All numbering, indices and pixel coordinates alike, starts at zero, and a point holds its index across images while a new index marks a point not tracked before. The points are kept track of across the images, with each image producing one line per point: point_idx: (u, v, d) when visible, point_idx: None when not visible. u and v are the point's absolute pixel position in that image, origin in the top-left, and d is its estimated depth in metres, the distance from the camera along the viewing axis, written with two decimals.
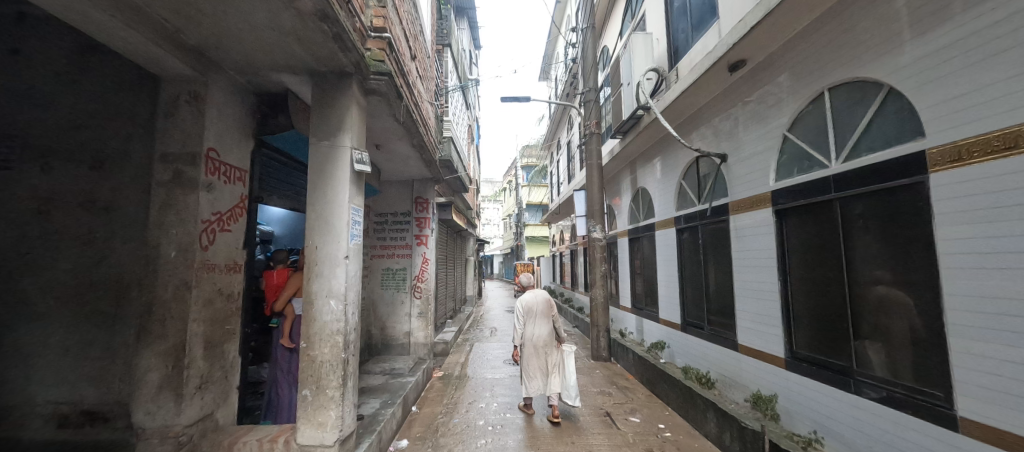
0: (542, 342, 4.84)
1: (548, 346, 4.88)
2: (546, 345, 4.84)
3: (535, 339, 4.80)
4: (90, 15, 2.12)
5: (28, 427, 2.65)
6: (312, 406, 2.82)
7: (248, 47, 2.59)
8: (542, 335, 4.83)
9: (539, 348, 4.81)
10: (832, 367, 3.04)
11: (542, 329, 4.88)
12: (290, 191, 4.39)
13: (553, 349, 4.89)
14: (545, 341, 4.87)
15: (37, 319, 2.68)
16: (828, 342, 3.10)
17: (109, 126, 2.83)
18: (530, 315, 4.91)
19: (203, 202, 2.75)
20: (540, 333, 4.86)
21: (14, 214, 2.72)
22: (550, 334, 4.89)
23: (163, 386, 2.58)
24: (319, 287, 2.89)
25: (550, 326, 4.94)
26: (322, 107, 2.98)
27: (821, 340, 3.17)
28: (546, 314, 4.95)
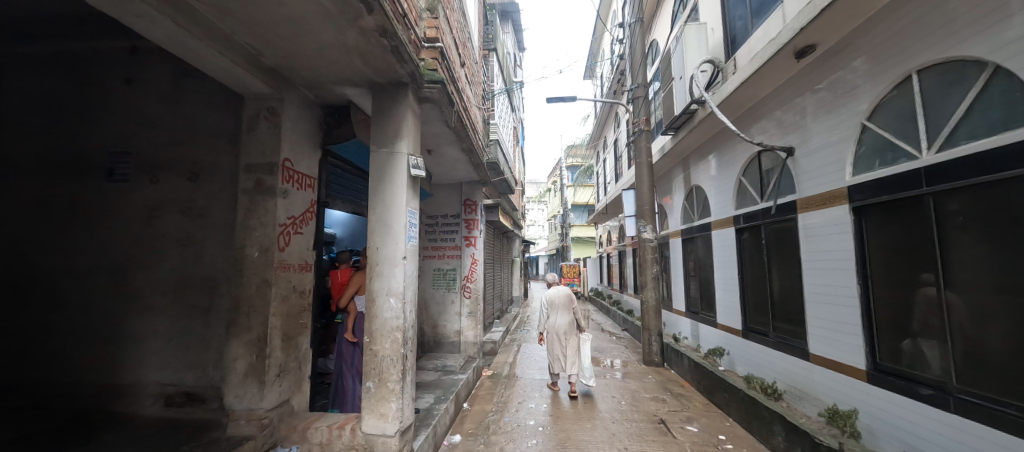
0: (563, 329, 5.79)
1: (567, 333, 5.79)
2: (567, 333, 5.72)
3: (558, 327, 5.80)
4: (191, 46, 2.44)
5: (141, 404, 3.06)
6: (375, 397, 3.00)
7: (318, 65, 2.84)
8: (563, 323, 5.72)
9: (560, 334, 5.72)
10: (924, 382, 2.73)
11: (563, 318, 5.80)
12: (351, 196, 4.70)
13: (572, 336, 5.76)
14: (565, 330, 5.82)
15: (148, 311, 3.10)
16: (913, 351, 2.84)
17: (203, 140, 3.21)
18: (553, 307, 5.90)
19: (280, 207, 3.03)
20: (561, 323, 5.84)
21: (130, 220, 3.16)
22: (569, 324, 5.84)
23: (249, 372, 2.88)
24: (379, 285, 3.07)
25: (570, 316, 5.91)
26: (381, 115, 3.16)
27: (906, 349, 2.90)
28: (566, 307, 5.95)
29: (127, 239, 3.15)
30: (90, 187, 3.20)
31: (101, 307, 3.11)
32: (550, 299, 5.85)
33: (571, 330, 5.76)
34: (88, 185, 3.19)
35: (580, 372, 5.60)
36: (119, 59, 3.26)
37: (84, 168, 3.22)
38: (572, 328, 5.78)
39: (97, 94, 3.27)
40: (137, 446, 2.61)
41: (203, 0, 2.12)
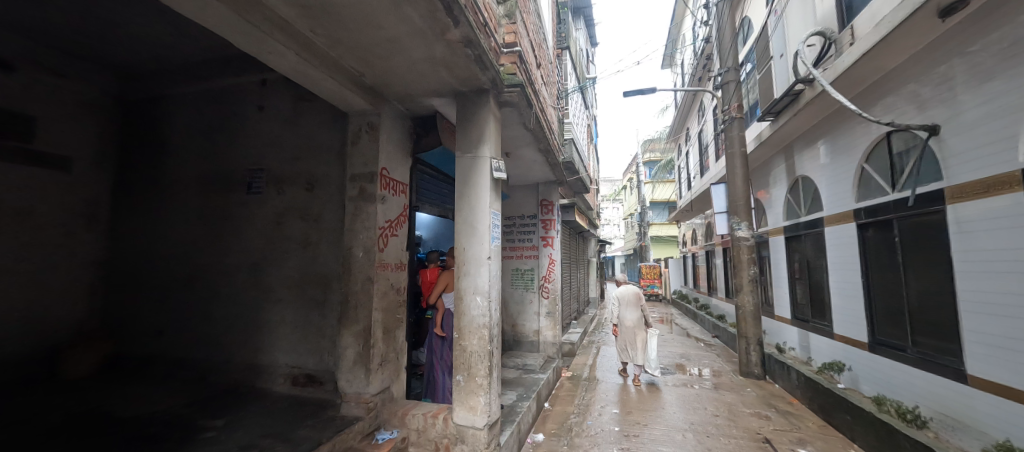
0: (632, 323, 6.39)
1: (636, 327, 6.39)
2: (636, 327, 6.36)
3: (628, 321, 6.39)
4: (307, 74, 2.81)
5: (275, 382, 3.59)
6: (465, 390, 3.16)
7: (410, 79, 3.08)
8: (633, 318, 6.32)
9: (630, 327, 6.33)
10: None
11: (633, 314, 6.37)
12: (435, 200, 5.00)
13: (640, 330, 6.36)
14: (635, 323, 6.39)
15: (278, 303, 3.64)
16: None
17: (316, 155, 3.68)
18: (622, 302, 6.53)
19: (379, 211, 3.34)
20: (630, 317, 6.42)
21: (265, 226, 3.75)
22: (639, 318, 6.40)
23: (357, 360, 3.22)
24: (466, 284, 3.22)
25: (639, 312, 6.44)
26: (465, 122, 3.31)
27: None
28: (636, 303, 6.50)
29: (262, 242, 3.74)
30: (235, 199, 3.85)
31: (244, 299, 3.73)
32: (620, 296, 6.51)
33: (640, 324, 6.37)
34: (234, 197, 3.85)
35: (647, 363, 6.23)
36: (253, 92, 3.89)
37: (230, 184, 3.88)
38: (640, 323, 6.38)
39: (238, 121, 3.92)
40: (273, 417, 3.07)
41: (318, 32, 2.43)
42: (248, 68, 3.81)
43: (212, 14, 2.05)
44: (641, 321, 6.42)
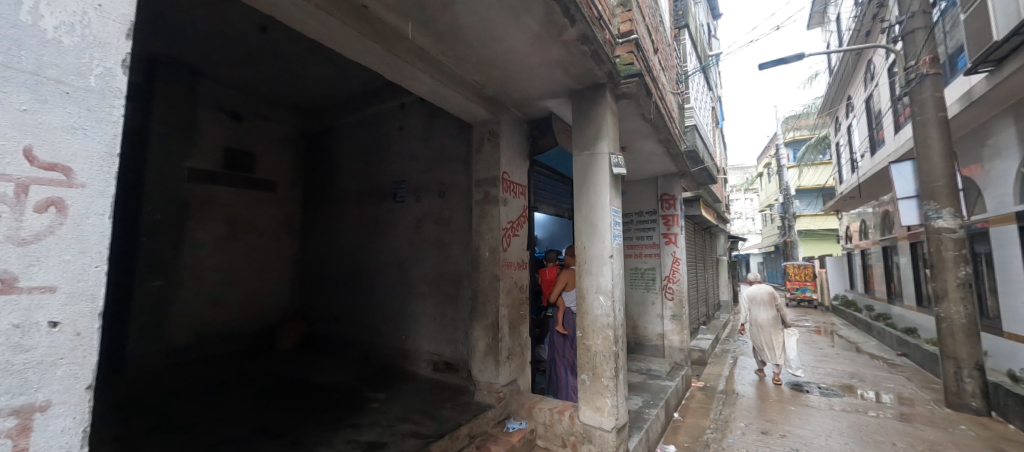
0: (766, 323, 6.13)
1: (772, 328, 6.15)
2: (770, 328, 6.06)
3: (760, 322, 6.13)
4: (438, 94, 3.14)
5: (420, 366, 4.09)
6: (591, 390, 3.13)
7: (527, 85, 3.19)
8: (766, 318, 6.10)
9: (763, 327, 6.10)
10: None
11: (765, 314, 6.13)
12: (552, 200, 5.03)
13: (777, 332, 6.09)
14: (769, 324, 6.09)
15: (419, 297, 4.14)
16: None
17: (446, 165, 4.08)
18: (754, 303, 6.26)
19: (502, 213, 3.53)
20: (764, 318, 6.14)
21: (407, 229, 4.31)
22: (774, 319, 6.06)
23: (488, 352, 3.46)
24: (589, 283, 3.19)
25: (774, 312, 6.09)
26: (581, 119, 3.28)
27: None
28: (769, 303, 6.15)
29: (405, 243, 4.30)
30: (384, 207, 4.53)
31: (394, 293, 4.35)
32: (749, 295, 6.26)
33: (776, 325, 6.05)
34: (384, 206, 4.52)
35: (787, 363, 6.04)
36: (394, 115, 4.52)
37: (380, 195, 4.57)
38: (776, 323, 6.06)
39: (384, 141, 4.60)
40: (419, 396, 3.50)
41: (448, 54, 2.71)
42: (391, 95, 4.44)
43: (367, 53, 2.45)
44: (777, 321, 6.10)
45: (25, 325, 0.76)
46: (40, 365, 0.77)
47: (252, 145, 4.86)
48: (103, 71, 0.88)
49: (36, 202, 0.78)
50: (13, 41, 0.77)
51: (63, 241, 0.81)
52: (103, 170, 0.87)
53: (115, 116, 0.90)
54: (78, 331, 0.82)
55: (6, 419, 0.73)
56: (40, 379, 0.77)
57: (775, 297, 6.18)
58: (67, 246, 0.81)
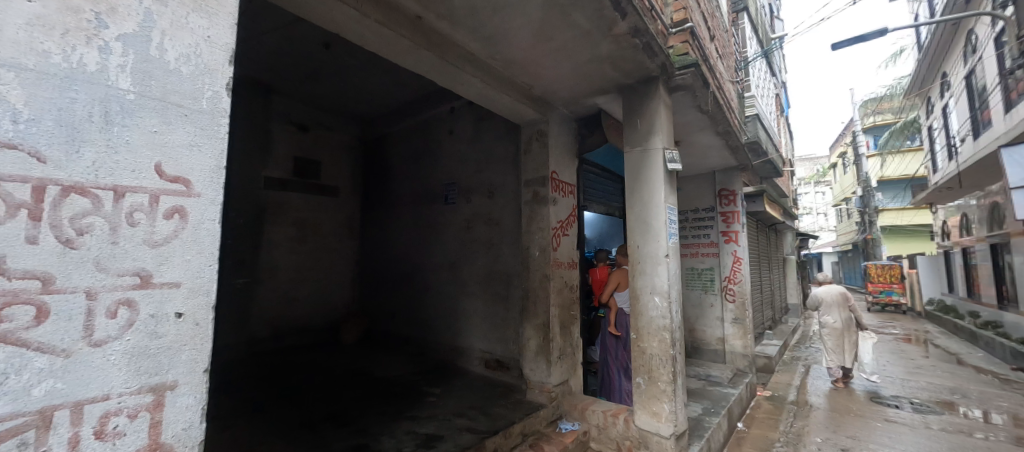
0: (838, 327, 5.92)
1: (844, 331, 5.89)
2: (843, 331, 5.87)
3: (831, 325, 5.93)
4: (486, 97, 3.19)
5: (472, 364, 4.18)
6: (646, 394, 3.03)
7: (576, 83, 3.15)
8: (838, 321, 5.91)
9: (835, 330, 5.91)
10: None
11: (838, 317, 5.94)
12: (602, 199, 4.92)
13: (850, 335, 5.88)
14: (842, 327, 5.87)
15: (471, 295, 4.24)
16: None
17: (495, 166, 4.14)
18: (824, 306, 6.07)
19: (551, 213, 3.52)
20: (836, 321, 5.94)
21: (458, 230, 4.43)
22: (847, 322, 5.86)
23: (539, 351, 3.47)
24: (643, 283, 3.08)
25: (847, 315, 5.89)
26: (633, 114, 3.18)
27: None
28: (841, 305, 5.95)
29: (457, 243, 4.42)
30: (436, 209, 4.69)
31: (446, 292, 4.48)
32: (818, 298, 6.09)
33: (849, 328, 5.86)
34: (436, 208, 4.68)
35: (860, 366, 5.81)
36: (444, 119, 4.66)
37: (432, 197, 4.74)
38: (848, 326, 5.86)
39: (435, 145, 4.76)
40: (473, 392, 3.58)
41: (497, 56, 2.75)
42: (441, 100, 4.59)
43: (421, 62, 2.56)
44: (850, 323, 5.91)
45: (158, 315, 0.88)
46: (169, 351, 0.90)
47: (317, 154, 5.25)
48: (213, 95, 1.00)
49: (164, 210, 0.91)
50: (147, 73, 0.90)
51: (185, 244, 0.93)
52: (213, 181, 0.99)
53: (224, 133, 1.02)
54: (198, 322, 0.95)
55: (144, 394, 0.86)
56: (168, 362, 0.89)
57: (848, 299, 5.99)
58: (188, 248, 0.93)
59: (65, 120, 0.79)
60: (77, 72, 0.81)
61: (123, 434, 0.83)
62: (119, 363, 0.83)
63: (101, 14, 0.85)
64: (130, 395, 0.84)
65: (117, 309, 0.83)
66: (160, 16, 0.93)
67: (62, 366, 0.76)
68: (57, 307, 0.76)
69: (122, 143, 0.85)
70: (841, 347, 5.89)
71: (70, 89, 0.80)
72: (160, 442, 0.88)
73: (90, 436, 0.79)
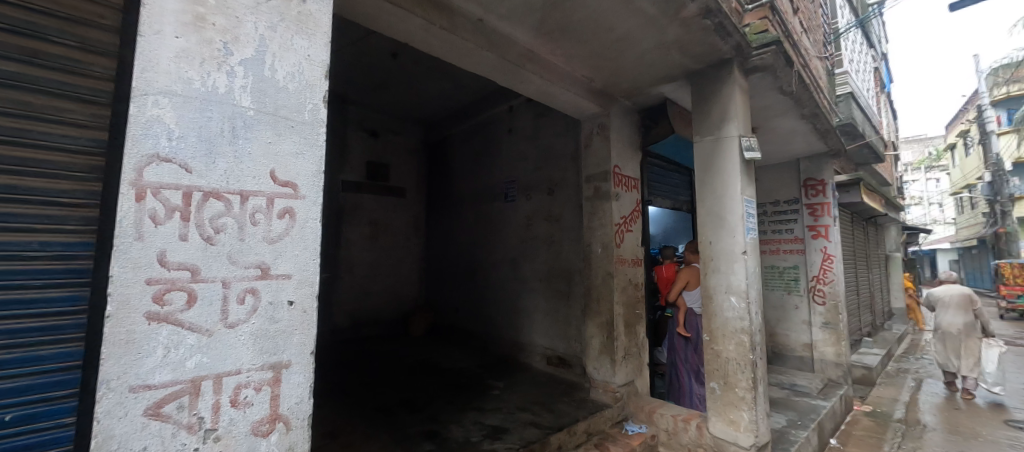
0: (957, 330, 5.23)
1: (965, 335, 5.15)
2: (962, 335, 5.16)
3: (948, 327, 5.25)
4: (547, 94, 3.17)
5: (534, 360, 4.20)
6: (721, 401, 2.83)
7: (640, 73, 3.02)
8: (954, 323, 5.25)
9: (951, 333, 5.24)
10: None
11: (956, 319, 5.27)
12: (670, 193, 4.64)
13: (971, 339, 5.13)
14: (962, 330, 5.17)
15: (532, 292, 4.27)
16: None
17: (555, 163, 4.11)
18: (940, 306, 5.42)
19: (614, 208, 3.41)
20: (954, 323, 5.26)
21: (518, 227, 4.47)
22: (968, 325, 5.14)
23: (603, 350, 3.40)
24: (717, 282, 2.88)
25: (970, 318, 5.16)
26: (703, 102, 2.98)
27: None
28: (963, 307, 5.25)
29: (517, 241, 4.47)
30: (497, 207, 4.77)
31: (508, 288, 4.55)
32: (932, 296, 5.45)
33: (971, 332, 5.13)
34: (497, 206, 4.77)
35: (981, 377, 4.99)
36: (503, 118, 4.72)
37: (493, 195, 4.84)
38: (970, 329, 5.14)
39: (495, 144, 4.84)
40: (535, 388, 3.60)
41: (557, 51, 2.73)
42: (500, 99, 4.66)
43: (482, 64, 2.63)
44: (976, 328, 5.15)
45: (275, 303, 1.01)
46: (285, 334, 1.02)
47: (387, 157, 5.59)
48: (314, 107, 1.11)
49: (278, 210, 1.03)
50: (262, 92, 1.03)
51: (294, 240, 1.05)
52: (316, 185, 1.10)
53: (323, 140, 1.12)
54: (305, 310, 1.06)
55: (266, 371, 0.99)
56: (283, 344, 1.01)
57: (974, 301, 5.23)
58: (297, 244, 1.05)
59: (204, 135, 0.93)
60: (212, 94, 0.95)
61: (251, 404, 0.96)
62: (247, 343, 0.96)
63: (227, 42, 0.98)
64: (256, 371, 0.97)
65: (244, 296, 0.96)
66: (271, 40, 1.05)
67: (206, 343, 0.91)
68: (202, 293, 0.91)
69: (245, 153, 0.98)
70: (959, 354, 5.16)
71: (208, 108, 0.94)
72: (279, 413, 1.00)
73: (227, 404, 0.93)
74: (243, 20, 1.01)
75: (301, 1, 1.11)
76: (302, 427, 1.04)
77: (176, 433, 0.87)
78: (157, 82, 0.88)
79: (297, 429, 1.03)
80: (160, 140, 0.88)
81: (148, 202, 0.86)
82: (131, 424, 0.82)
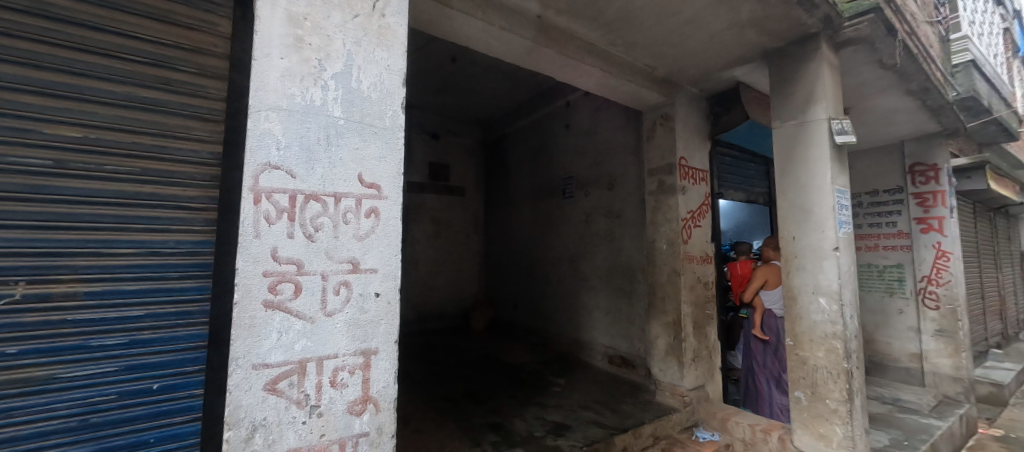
0: None
1: None
2: None
3: None
4: (606, 87, 3.09)
5: (595, 358, 4.12)
6: (808, 412, 2.56)
7: (708, 57, 2.83)
8: None
9: None
10: None
11: None
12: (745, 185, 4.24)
13: None
14: None
15: (592, 290, 4.19)
16: None
17: (614, 157, 3.99)
18: None
19: (681, 202, 3.23)
20: None
21: (576, 224, 4.42)
22: None
23: (669, 351, 3.24)
24: (802, 281, 2.61)
25: None
26: (784, 84, 2.71)
27: None
28: None
29: (575, 237, 4.42)
30: (554, 204, 4.75)
31: (567, 285, 4.50)
32: None
33: None
34: (554, 202, 4.75)
35: None
36: (560, 114, 4.67)
37: (550, 192, 4.82)
38: None
39: (551, 140, 4.82)
40: (597, 387, 3.53)
41: (616, 41, 2.65)
42: (557, 95, 4.61)
43: (541, 60, 2.61)
44: None
45: (364, 294, 1.10)
46: (374, 323, 1.11)
47: (447, 158, 5.82)
48: (394, 113, 1.19)
49: (365, 210, 1.12)
50: (350, 102, 1.12)
51: (379, 237, 1.13)
52: (397, 185, 1.18)
53: (402, 143, 1.20)
54: (390, 301, 1.14)
55: (358, 356, 1.08)
56: (372, 332, 1.10)
57: None
58: (382, 241, 1.13)
59: (304, 144, 1.04)
60: (309, 106, 1.06)
61: (347, 385, 1.06)
62: (343, 330, 1.06)
63: (320, 59, 1.08)
64: (350, 356, 1.07)
65: (340, 288, 1.06)
66: (357, 54, 1.14)
67: (310, 329, 1.02)
68: (307, 285, 1.02)
69: (337, 159, 1.08)
70: None
71: (306, 120, 1.05)
72: (370, 395, 1.09)
73: (327, 383, 1.04)
74: (334, 38, 1.11)
75: (381, 16, 1.19)
76: (389, 409, 1.12)
77: (289, 407, 0.99)
78: (267, 99, 1.00)
79: (386, 411, 1.12)
80: (270, 151, 1.00)
81: (263, 204, 0.98)
82: (255, 397, 0.95)
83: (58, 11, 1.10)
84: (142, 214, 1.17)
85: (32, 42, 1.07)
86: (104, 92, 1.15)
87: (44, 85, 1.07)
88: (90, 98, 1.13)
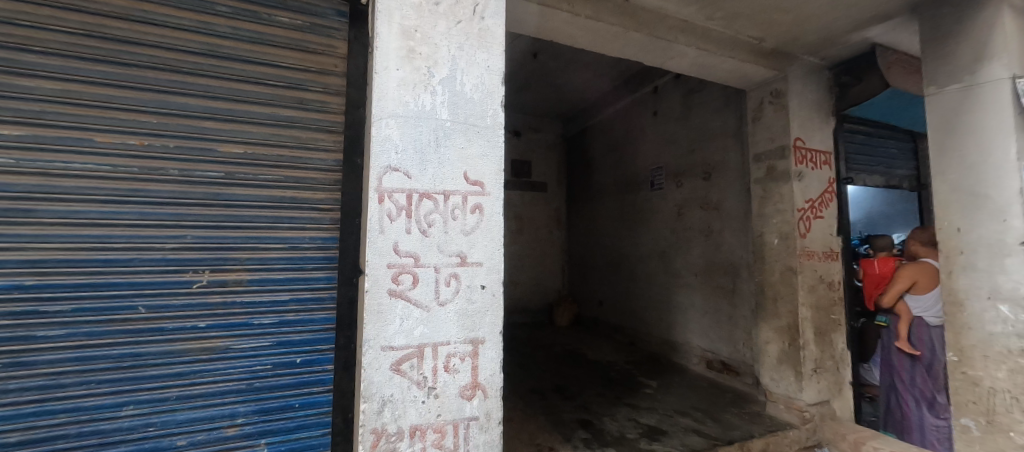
0: None
1: None
2: None
3: None
4: (703, 67, 2.83)
5: (691, 361, 3.82)
6: (983, 446, 2.05)
7: (832, 19, 2.42)
8: None
9: None
10: None
11: None
12: (884, 165, 3.50)
13: None
14: None
15: (685, 287, 3.90)
16: None
17: (711, 142, 3.65)
18: None
19: (796, 190, 2.83)
20: None
21: (667, 217, 4.14)
22: None
23: (783, 359, 2.88)
24: (972, 282, 2.11)
25: None
26: (942, 40, 2.20)
27: None
28: None
29: (666, 231, 4.15)
30: (642, 196, 4.51)
31: (657, 283, 4.25)
32: None
33: None
34: (642, 195, 4.51)
35: None
36: (647, 101, 4.42)
37: (637, 184, 4.59)
38: None
39: (638, 130, 4.58)
40: (694, 392, 3.29)
41: (716, 15, 2.41)
42: (644, 81, 4.36)
43: (630, 45, 2.48)
44: None
45: (471, 286, 1.17)
46: (480, 313, 1.17)
47: (528, 154, 5.91)
48: (493, 112, 1.24)
49: (470, 206, 1.18)
50: (456, 104, 1.19)
51: (483, 232, 1.19)
52: (499, 182, 1.23)
53: (501, 141, 1.24)
54: (495, 293, 1.19)
55: (467, 344, 1.16)
56: (478, 322, 1.17)
57: None
58: (486, 235, 1.19)
59: (418, 147, 1.13)
60: (421, 111, 1.15)
61: (458, 370, 1.14)
62: (454, 319, 1.14)
63: (429, 67, 1.17)
64: (460, 344, 1.14)
65: (450, 280, 1.15)
66: (461, 58, 1.21)
67: (427, 317, 1.11)
68: (422, 276, 1.12)
69: (446, 159, 1.16)
70: None
71: (420, 124, 1.14)
72: (479, 382, 1.16)
73: (442, 368, 1.12)
74: (439, 46, 1.18)
75: (480, 19, 1.25)
76: (496, 396, 1.18)
77: (411, 387, 1.09)
78: (387, 107, 1.11)
79: (493, 398, 1.18)
80: (390, 154, 1.10)
81: (386, 203, 1.09)
82: (385, 374, 1.07)
83: (224, 50, 1.38)
84: (286, 215, 1.41)
85: (207, 79, 1.35)
86: (256, 114, 1.40)
87: (216, 112, 1.35)
88: (246, 121, 1.39)
